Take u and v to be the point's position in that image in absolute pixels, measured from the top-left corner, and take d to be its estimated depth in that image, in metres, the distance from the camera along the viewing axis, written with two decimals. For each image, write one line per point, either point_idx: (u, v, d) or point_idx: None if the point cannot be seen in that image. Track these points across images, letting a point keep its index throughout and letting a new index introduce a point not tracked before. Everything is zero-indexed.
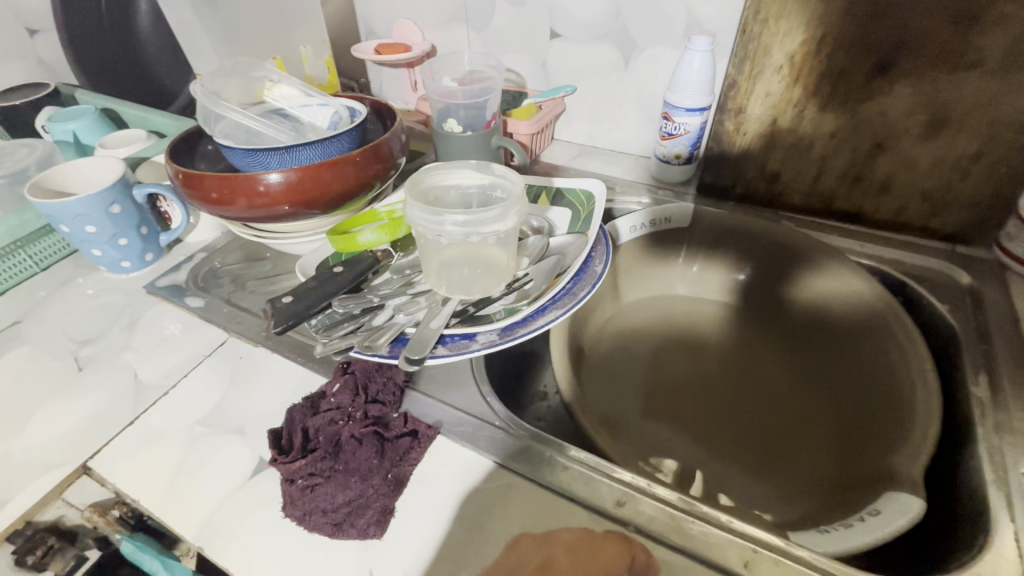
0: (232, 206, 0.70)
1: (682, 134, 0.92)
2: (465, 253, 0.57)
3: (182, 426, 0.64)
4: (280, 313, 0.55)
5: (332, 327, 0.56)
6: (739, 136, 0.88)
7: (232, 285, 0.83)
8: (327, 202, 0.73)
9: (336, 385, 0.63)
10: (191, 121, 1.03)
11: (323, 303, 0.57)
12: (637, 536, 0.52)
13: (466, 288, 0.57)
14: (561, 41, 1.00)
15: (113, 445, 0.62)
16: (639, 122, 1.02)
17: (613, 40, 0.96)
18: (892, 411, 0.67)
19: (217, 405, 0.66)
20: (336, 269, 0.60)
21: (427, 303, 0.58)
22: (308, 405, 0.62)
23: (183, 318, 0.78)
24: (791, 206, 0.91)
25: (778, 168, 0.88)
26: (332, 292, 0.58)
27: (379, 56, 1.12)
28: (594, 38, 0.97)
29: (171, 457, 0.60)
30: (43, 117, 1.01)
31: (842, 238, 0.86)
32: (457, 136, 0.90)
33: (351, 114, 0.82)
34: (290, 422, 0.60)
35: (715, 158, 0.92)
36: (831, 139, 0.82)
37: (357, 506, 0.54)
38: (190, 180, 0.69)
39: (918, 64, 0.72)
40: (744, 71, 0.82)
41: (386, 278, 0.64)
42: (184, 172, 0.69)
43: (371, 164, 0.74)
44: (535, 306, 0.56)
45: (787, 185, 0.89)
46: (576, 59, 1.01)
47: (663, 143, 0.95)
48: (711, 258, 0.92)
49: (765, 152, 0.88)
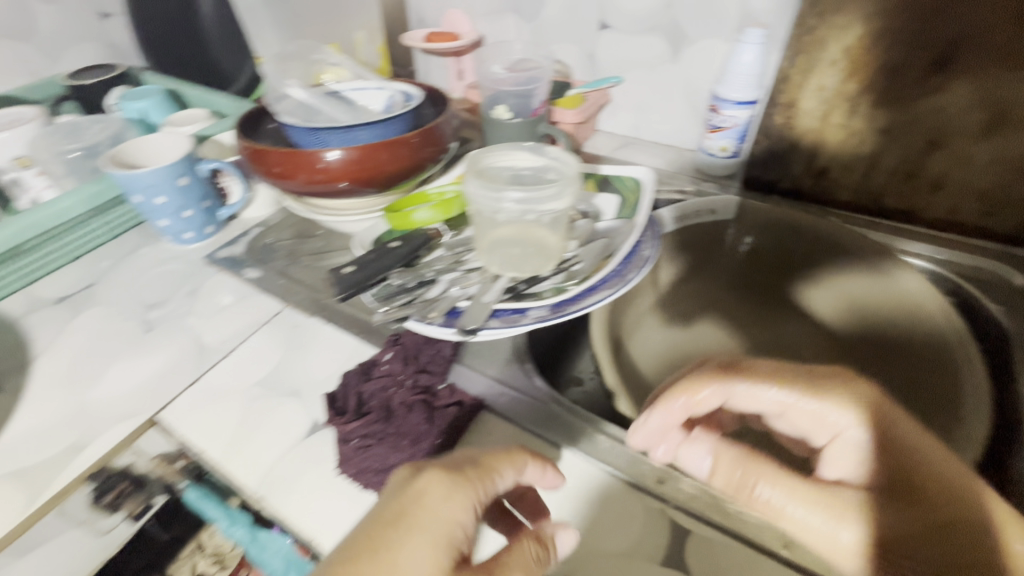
0: (292, 180, 0.73)
1: (728, 127, 0.92)
2: (517, 232, 0.60)
3: (241, 386, 0.67)
4: (341, 282, 0.59)
5: (387, 297, 0.58)
6: (787, 130, 0.87)
7: (286, 258, 0.86)
8: (382, 181, 0.76)
9: (387, 353, 0.66)
10: (248, 102, 1.07)
11: (378, 275, 0.60)
12: (676, 513, 0.53)
13: (517, 266, 0.58)
14: (609, 33, 1.01)
15: (179, 401, 0.66)
16: (684, 114, 1.02)
17: (662, 32, 0.96)
18: (939, 410, 0.66)
19: (274, 369, 0.69)
20: (393, 244, 0.63)
21: (480, 279, 0.60)
22: (361, 371, 0.64)
23: (240, 288, 0.82)
24: (838, 202, 0.90)
25: (826, 163, 0.87)
26: (389, 265, 0.61)
27: (428, 45, 1.15)
28: (643, 30, 0.98)
29: (232, 415, 0.64)
30: (115, 96, 1.08)
31: (892, 236, 0.85)
32: (505, 123, 0.91)
33: (405, 98, 0.85)
34: (345, 386, 0.63)
35: (761, 152, 0.92)
36: (884, 135, 0.80)
37: (408, 468, 0.56)
38: (257, 154, 0.73)
39: (979, 60, 0.70)
40: (796, 65, 0.81)
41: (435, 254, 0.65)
42: (252, 147, 0.73)
43: (426, 146, 0.76)
44: (584, 285, 0.57)
45: (835, 181, 0.88)
46: (624, 51, 1.02)
47: (709, 135, 0.96)
48: (756, 254, 0.92)
49: (813, 147, 0.87)
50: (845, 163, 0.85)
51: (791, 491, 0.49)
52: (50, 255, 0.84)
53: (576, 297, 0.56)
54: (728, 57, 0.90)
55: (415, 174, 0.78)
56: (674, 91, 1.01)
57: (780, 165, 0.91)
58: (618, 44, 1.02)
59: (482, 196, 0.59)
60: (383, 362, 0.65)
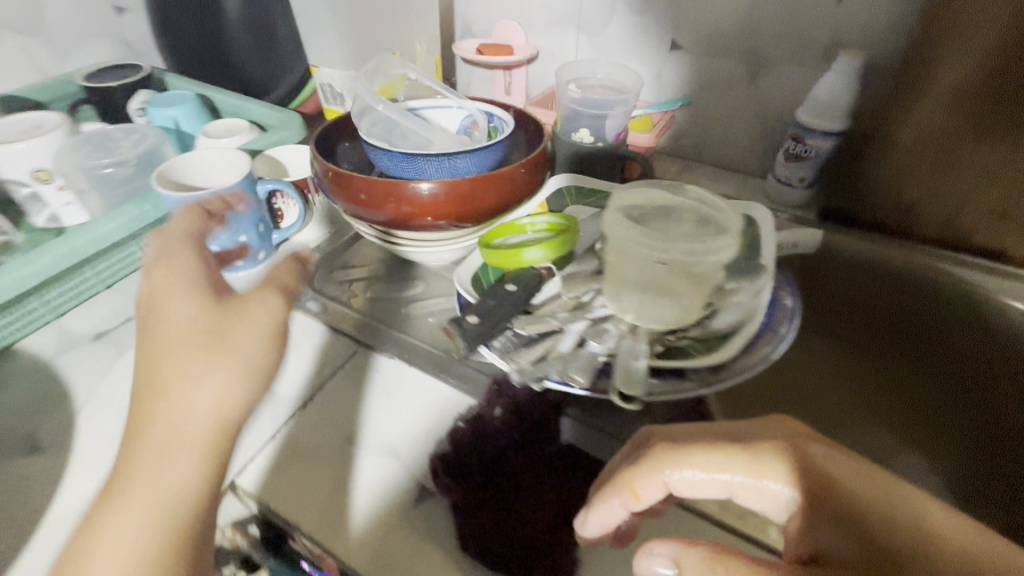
0: (379, 211, 0.67)
1: (810, 157, 0.89)
2: (649, 280, 0.55)
3: (329, 443, 0.60)
4: (467, 336, 0.52)
5: (519, 352, 0.53)
6: (877, 163, 0.84)
7: (352, 290, 0.78)
8: (477, 215, 0.68)
9: (497, 408, 0.60)
10: (290, 112, 0.98)
11: (502, 326, 0.54)
12: None
13: (658, 318, 0.55)
14: (681, 53, 0.97)
15: (258, 461, 0.58)
16: (755, 140, 0.99)
17: (739, 55, 0.92)
18: None
19: (361, 423, 0.62)
20: (510, 286, 0.58)
21: (616, 332, 0.54)
22: (471, 428, 0.59)
23: (304, 323, 0.74)
24: (922, 237, 0.87)
25: (915, 198, 0.84)
26: (510, 316, 0.55)
27: (482, 56, 1.08)
28: (718, 52, 0.94)
29: (322, 478, 0.57)
30: (140, 99, 0.98)
31: (991, 279, 0.82)
32: (587, 147, 0.88)
33: (488, 117, 0.77)
34: (458, 447, 0.57)
35: (844, 183, 0.89)
36: (984, 173, 0.78)
37: (538, 546, 0.50)
38: (341, 179, 0.67)
39: None
40: None
41: (553, 299, 0.59)
42: (335, 171, 0.67)
43: (525, 177, 0.69)
44: (740, 344, 0.52)
45: (923, 216, 0.85)
46: (694, 72, 0.98)
47: (786, 164, 0.93)
48: (835, 282, 0.93)
49: (904, 180, 0.84)
50: (936, 198, 0.83)
51: (707, 469, 0.48)
52: (84, 284, 0.74)
53: (737, 356, 0.52)
54: (814, 85, 0.87)
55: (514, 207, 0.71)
56: (746, 116, 0.97)
57: (862, 197, 0.88)
58: (689, 65, 0.98)
59: (628, 235, 0.54)
60: (493, 418, 0.59)
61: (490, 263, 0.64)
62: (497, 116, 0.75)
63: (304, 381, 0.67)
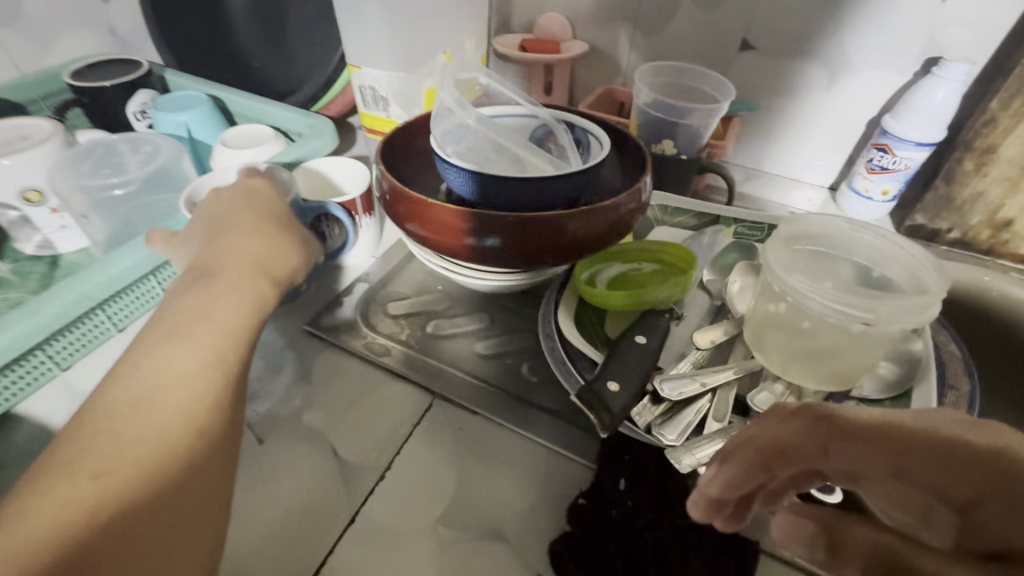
0: (463, 244, 0.58)
1: (899, 169, 0.82)
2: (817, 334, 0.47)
3: (420, 525, 0.50)
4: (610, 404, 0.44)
5: (671, 424, 0.45)
6: (977, 177, 0.78)
7: (415, 327, 0.68)
8: (571, 252, 0.58)
9: (622, 479, 0.50)
10: (319, 116, 0.86)
11: (641, 389, 0.46)
12: None
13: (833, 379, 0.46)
14: (752, 54, 0.89)
15: (339, 554, 0.48)
16: (828, 148, 0.92)
17: (819, 57, 0.85)
18: None
19: (455, 497, 0.52)
20: (638, 338, 0.49)
21: (776, 393, 0.46)
22: (595, 504, 0.50)
23: (364, 369, 0.64)
24: (1014, 255, 0.82)
25: (1013, 215, 0.79)
26: (645, 373, 0.47)
27: (526, 54, 0.97)
28: (795, 53, 0.86)
29: (420, 573, 0.47)
30: (141, 102, 0.84)
31: None
32: (670, 159, 0.79)
33: (571, 129, 0.67)
34: (585, 529, 0.48)
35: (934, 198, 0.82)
36: None
37: None
38: (414, 208, 0.58)
39: None
40: (1010, 108, 0.72)
41: (689, 353, 0.51)
42: (408, 198, 0.58)
43: (628, 207, 0.58)
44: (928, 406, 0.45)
45: (1018, 233, 0.80)
46: (765, 75, 0.90)
47: (869, 176, 0.86)
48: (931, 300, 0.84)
49: (1003, 196, 0.78)
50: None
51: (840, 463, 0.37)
52: (95, 329, 0.62)
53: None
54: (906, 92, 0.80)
55: (619, 240, 0.60)
56: (821, 124, 0.90)
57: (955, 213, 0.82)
58: (759, 67, 0.90)
59: (799, 284, 0.44)
60: (619, 493, 0.50)
61: (604, 302, 0.55)
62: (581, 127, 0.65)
63: (378, 445, 0.56)
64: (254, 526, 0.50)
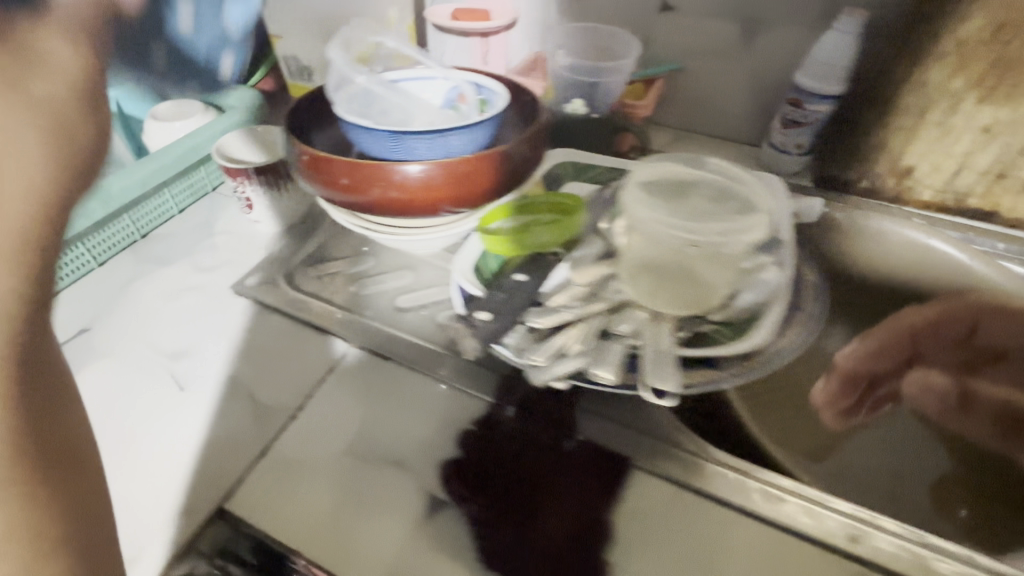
0: (364, 195, 0.60)
1: (810, 123, 0.85)
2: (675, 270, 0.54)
3: (326, 455, 0.54)
4: (488, 333, 0.51)
5: (546, 351, 0.50)
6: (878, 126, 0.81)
7: (336, 283, 0.71)
8: (469, 200, 0.62)
9: (508, 406, 0.56)
10: (249, 89, 0.88)
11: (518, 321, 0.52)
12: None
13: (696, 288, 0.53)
14: (673, 15, 0.92)
15: (248, 482, 0.52)
16: (748, 106, 0.95)
17: (734, 16, 0.88)
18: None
19: (361, 430, 0.57)
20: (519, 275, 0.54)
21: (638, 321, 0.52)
22: (482, 430, 0.55)
23: (284, 323, 0.67)
24: (918, 201, 0.85)
25: (913, 161, 0.82)
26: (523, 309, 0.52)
27: (456, 24, 0.98)
28: (711, 13, 0.89)
29: (320, 495, 0.51)
30: None
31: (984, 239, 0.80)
32: (583, 118, 0.83)
33: (476, 89, 0.70)
34: (471, 451, 0.54)
35: (843, 148, 0.86)
36: (984, 134, 0.76)
37: (561, 548, 0.47)
38: (318, 162, 0.60)
39: None
40: (900, 57, 0.76)
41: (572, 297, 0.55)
42: (311, 153, 0.59)
43: (522, 157, 0.63)
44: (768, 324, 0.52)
45: (919, 180, 0.83)
46: (686, 35, 0.93)
47: (781, 132, 0.89)
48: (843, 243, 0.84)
49: (903, 143, 0.82)
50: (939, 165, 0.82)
51: None
52: None
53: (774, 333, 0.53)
54: (812, 47, 0.83)
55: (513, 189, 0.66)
56: (741, 84, 0.93)
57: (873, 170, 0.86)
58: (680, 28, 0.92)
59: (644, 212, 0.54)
60: (506, 419, 0.55)
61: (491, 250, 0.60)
62: (482, 87, 0.68)
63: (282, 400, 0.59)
64: (167, 462, 0.54)
